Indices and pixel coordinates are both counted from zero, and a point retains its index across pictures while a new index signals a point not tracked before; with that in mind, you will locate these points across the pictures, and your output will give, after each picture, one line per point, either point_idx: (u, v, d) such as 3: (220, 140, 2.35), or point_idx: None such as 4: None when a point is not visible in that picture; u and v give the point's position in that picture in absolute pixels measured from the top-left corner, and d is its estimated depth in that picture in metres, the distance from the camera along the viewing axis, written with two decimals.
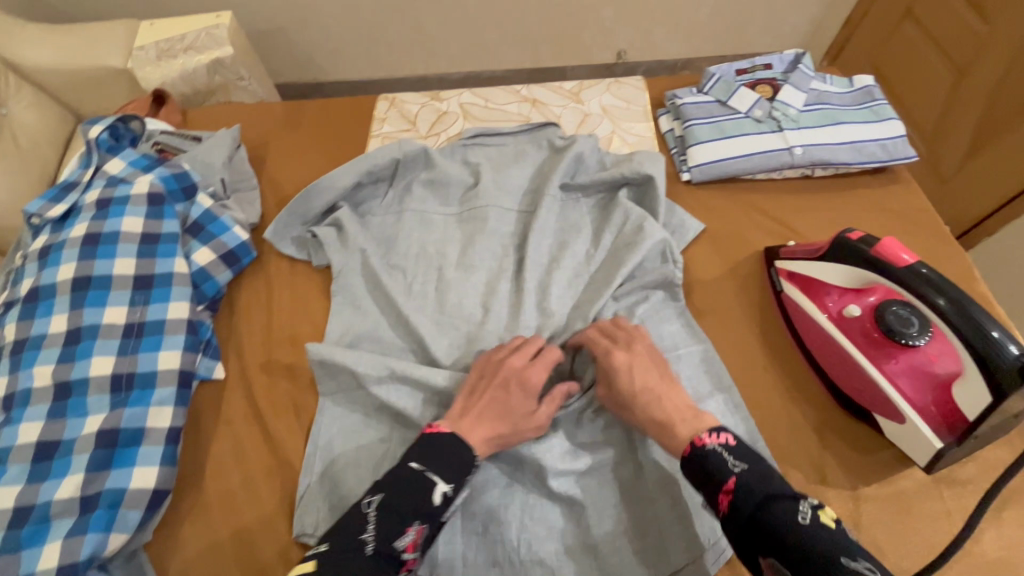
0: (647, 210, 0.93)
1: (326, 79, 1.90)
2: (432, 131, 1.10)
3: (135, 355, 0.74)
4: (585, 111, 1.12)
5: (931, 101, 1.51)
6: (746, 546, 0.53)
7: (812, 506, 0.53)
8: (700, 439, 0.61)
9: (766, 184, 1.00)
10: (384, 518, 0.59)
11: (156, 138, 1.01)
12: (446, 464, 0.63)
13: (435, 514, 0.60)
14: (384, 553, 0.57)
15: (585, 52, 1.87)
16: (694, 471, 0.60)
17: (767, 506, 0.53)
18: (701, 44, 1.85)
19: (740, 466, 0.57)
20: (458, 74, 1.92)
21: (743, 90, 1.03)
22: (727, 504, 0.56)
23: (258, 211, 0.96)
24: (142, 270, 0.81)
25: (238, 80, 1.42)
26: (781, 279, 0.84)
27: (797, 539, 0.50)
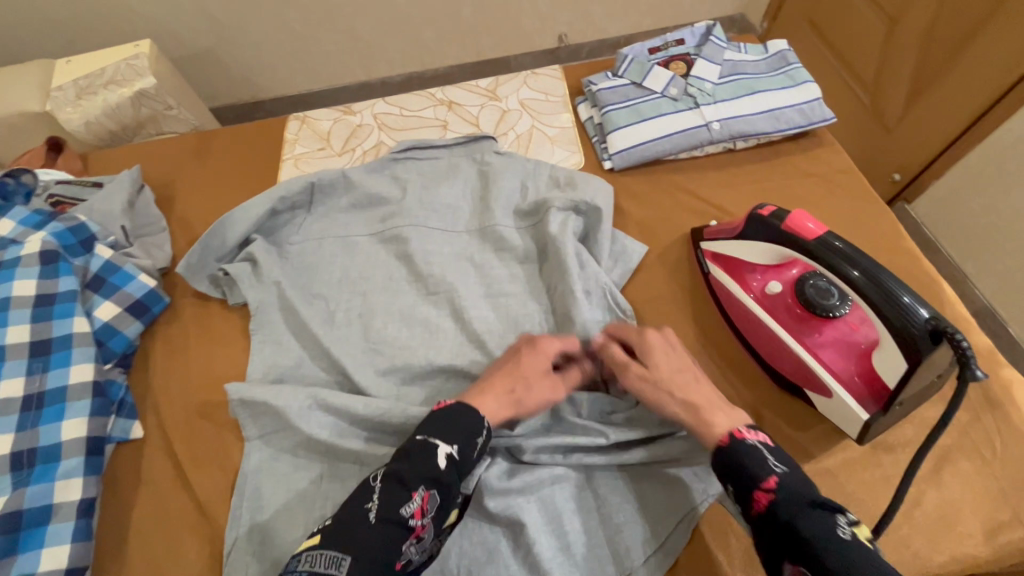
0: (592, 244, 0.88)
1: (265, 98, 1.84)
2: (346, 147, 1.05)
3: (35, 429, 0.70)
4: (503, 107, 1.09)
5: (867, 52, 1.45)
6: (777, 549, 0.53)
7: (848, 520, 0.53)
8: (740, 432, 0.61)
9: (690, 163, 0.98)
10: (388, 486, 0.60)
11: (52, 191, 0.96)
12: (452, 428, 0.64)
13: (440, 479, 0.60)
14: (387, 520, 0.58)
15: (526, 40, 1.83)
16: (731, 460, 0.60)
17: (806, 513, 0.53)
18: (639, 18, 1.84)
19: (781, 468, 0.57)
20: (400, 77, 1.87)
21: (657, 70, 1.00)
22: (765, 503, 0.56)
23: (168, 255, 0.92)
24: (38, 335, 0.76)
25: (167, 109, 1.37)
26: (708, 262, 0.82)
27: (842, 553, 0.49)
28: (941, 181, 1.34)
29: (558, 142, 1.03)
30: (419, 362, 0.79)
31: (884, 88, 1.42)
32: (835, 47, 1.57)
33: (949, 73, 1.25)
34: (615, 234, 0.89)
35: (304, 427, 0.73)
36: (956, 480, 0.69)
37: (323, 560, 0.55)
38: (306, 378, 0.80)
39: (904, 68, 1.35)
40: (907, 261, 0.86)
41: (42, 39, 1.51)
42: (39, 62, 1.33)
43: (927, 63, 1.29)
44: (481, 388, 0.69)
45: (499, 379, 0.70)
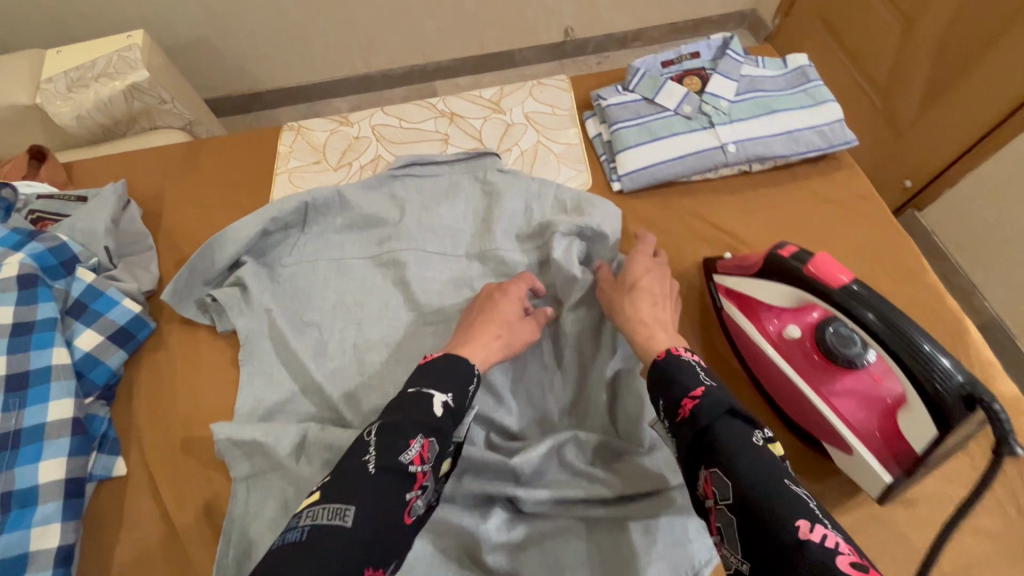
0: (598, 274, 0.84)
1: (264, 89, 1.79)
2: (343, 161, 1.00)
3: (11, 470, 0.66)
4: (507, 121, 1.04)
5: (881, 53, 1.40)
6: (695, 453, 0.56)
7: (763, 436, 0.57)
8: (677, 351, 0.66)
9: (703, 186, 0.93)
10: (385, 438, 0.59)
11: (33, 207, 0.91)
12: (445, 377, 0.65)
13: (439, 425, 0.61)
14: (389, 469, 0.57)
15: (531, 33, 1.77)
16: (664, 374, 0.63)
17: (723, 421, 0.57)
18: (649, 12, 1.77)
19: (709, 382, 0.61)
20: (401, 70, 1.81)
21: (671, 85, 0.95)
22: (690, 409, 0.58)
23: (155, 277, 0.88)
24: (15, 368, 0.72)
25: (161, 104, 1.30)
26: (721, 296, 0.78)
27: (754, 455, 0.53)
28: (955, 189, 1.29)
29: (564, 159, 0.98)
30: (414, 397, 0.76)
31: (898, 93, 1.37)
32: (851, 50, 1.50)
33: (966, 81, 1.20)
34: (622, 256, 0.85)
35: (291, 464, 0.70)
36: (976, 540, 0.66)
37: (326, 513, 0.53)
38: (296, 414, 0.77)
39: (918, 77, 1.30)
40: (925, 296, 0.82)
41: (29, 29, 1.45)
42: (27, 52, 1.27)
43: (943, 68, 1.24)
44: (467, 339, 0.72)
45: (483, 327, 0.73)
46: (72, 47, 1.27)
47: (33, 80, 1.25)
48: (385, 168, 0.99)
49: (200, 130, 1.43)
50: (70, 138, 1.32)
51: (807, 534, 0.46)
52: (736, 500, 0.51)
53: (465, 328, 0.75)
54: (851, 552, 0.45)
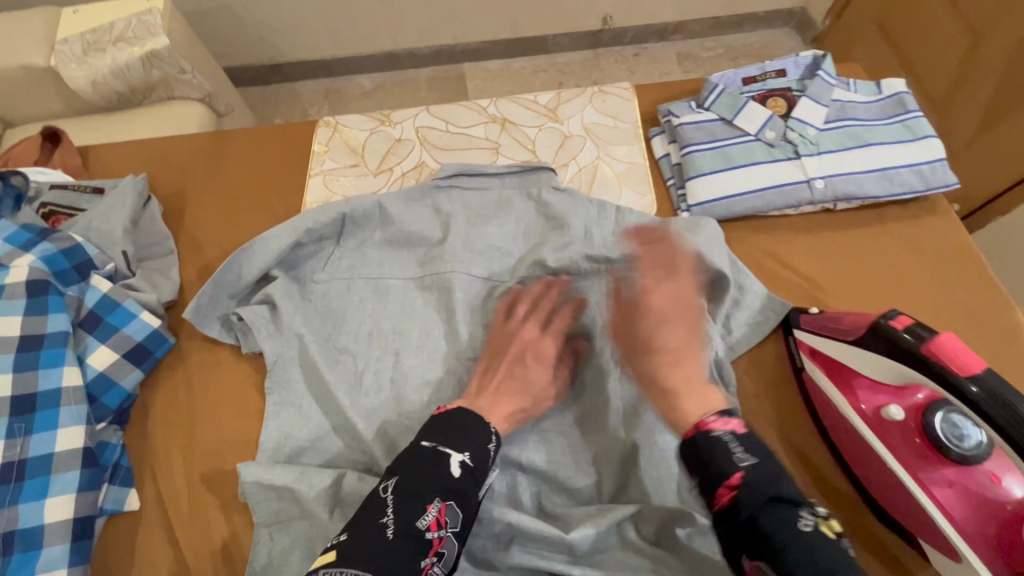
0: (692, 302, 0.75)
1: (285, 61, 1.67)
2: (383, 166, 0.92)
3: (14, 507, 0.60)
4: (564, 131, 0.94)
5: (940, 65, 1.28)
6: (739, 544, 0.52)
7: (814, 513, 0.51)
8: (707, 423, 0.58)
9: (780, 222, 0.84)
10: (400, 498, 0.56)
11: (45, 198, 0.84)
12: (460, 434, 0.61)
13: (456, 487, 0.57)
14: (406, 535, 0.54)
15: (568, 18, 1.64)
16: (695, 452, 0.57)
17: (771, 510, 0.51)
18: (696, 5, 1.66)
19: (746, 462, 0.54)
20: (429, 49, 1.70)
21: (752, 106, 0.86)
22: (728, 499, 0.53)
23: (175, 286, 0.81)
24: (22, 388, 0.65)
25: (179, 73, 1.19)
26: (802, 354, 0.71)
27: (807, 548, 0.49)
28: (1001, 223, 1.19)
29: (626, 180, 0.89)
30: None
31: (955, 110, 1.26)
32: (910, 62, 1.38)
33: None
34: (736, 268, 0.78)
35: (323, 516, 0.63)
36: None
37: None
38: (329, 455, 0.70)
39: (979, 97, 1.19)
40: None
41: None
42: (40, 12, 1.18)
43: (1008, 88, 1.13)
44: (488, 401, 0.67)
45: (507, 395, 0.68)
46: (89, 7, 1.18)
47: (46, 41, 1.15)
48: (429, 177, 0.90)
49: (219, 103, 1.30)
50: (83, 106, 1.23)
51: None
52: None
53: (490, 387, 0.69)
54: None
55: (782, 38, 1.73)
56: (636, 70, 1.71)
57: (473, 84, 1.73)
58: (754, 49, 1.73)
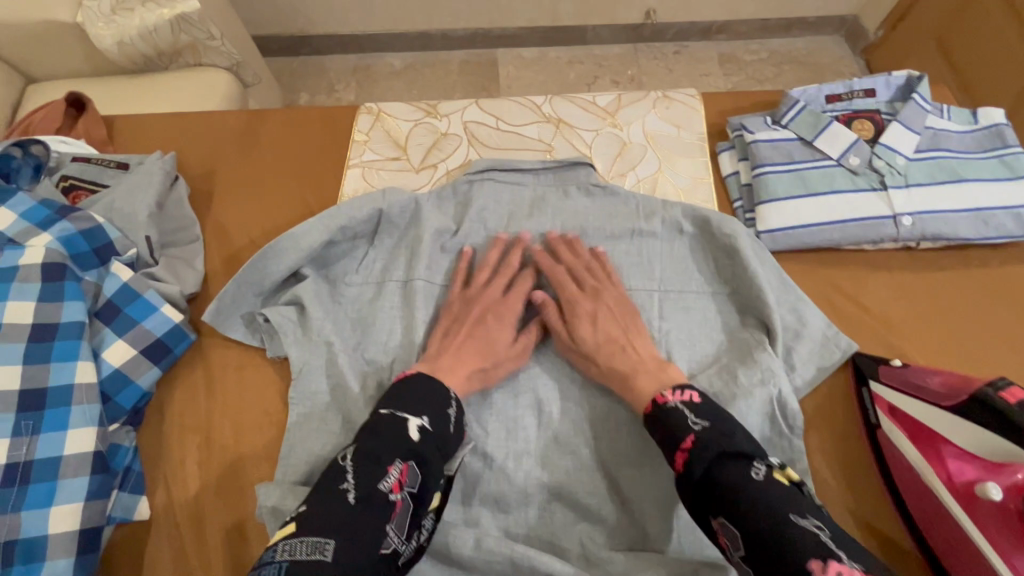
0: (742, 333, 0.72)
1: (315, 33, 1.60)
2: (426, 162, 0.85)
3: (17, 513, 0.56)
4: (623, 137, 0.87)
5: (1001, 93, 1.26)
6: (702, 506, 0.52)
7: (767, 465, 0.53)
8: (662, 397, 0.60)
9: (856, 258, 0.77)
10: (360, 464, 0.54)
11: (66, 170, 0.78)
12: (416, 399, 0.59)
13: (419, 449, 0.56)
14: (365, 499, 0.52)
15: (610, 9, 1.55)
16: (654, 424, 0.59)
17: (722, 464, 0.52)
18: (748, 6, 1.56)
19: (700, 425, 0.55)
20: (464, 32, 1.61)
21: (837, 127, 0.78)
22: (685, 460, 0.54)
23: (200, 276, 0.75)
24: (32, 382, 0.60)
25: (209, 40, 1.13)
26: (878, 410, 0.65)
27: (762, 495, 0.49)
28: None
29: (688, 197, 0.82)
30: (500, 486, 0.65)
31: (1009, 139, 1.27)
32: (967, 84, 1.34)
33: None
34: (789, 293, 0.73)
35: None
36: None
37: (303, 548, 0.48)
38: None
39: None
40: None
41: None
42: None
43: None
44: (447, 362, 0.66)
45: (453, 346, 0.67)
46: None
47: None
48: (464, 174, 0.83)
49: (246, 73, 1.23)
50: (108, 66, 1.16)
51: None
52: (751, 549, 0.48)
53: (446, 343, 0.68)
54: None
55: (829, 46, 1.63)
56: (676, 69, 1.61)
57: (506, 71, 1.64)
58: (802, 55, 1.62)
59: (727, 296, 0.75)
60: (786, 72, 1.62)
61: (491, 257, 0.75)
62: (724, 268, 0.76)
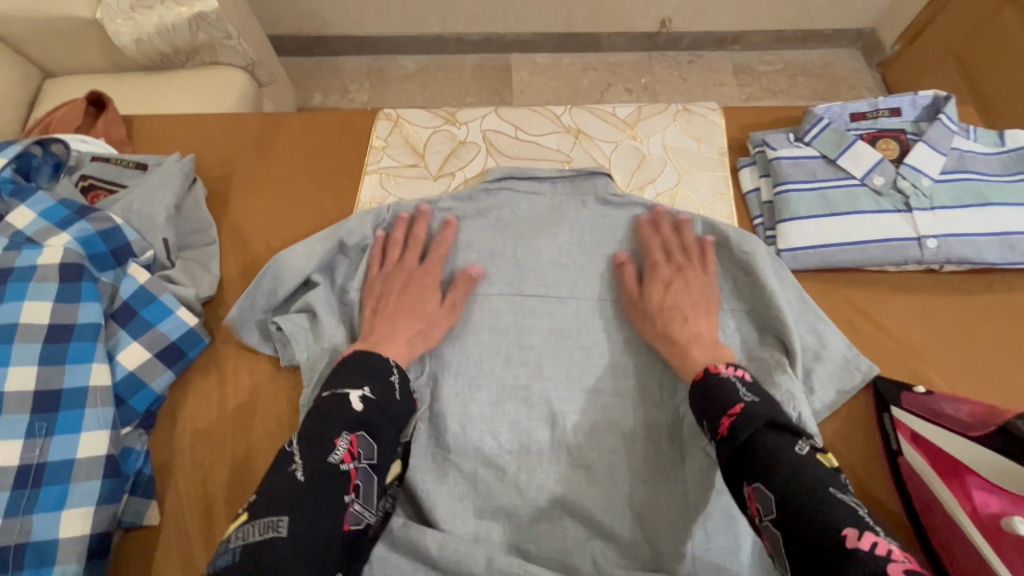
0: (760, 350, 0.71)
1: (330, 34, 1.60)
2: (444, 170, 0.85)
3: (28, 516, 0.55)
4: (642, 150, 0.87)
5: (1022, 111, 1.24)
6: (739, 474, 0.51)
7: (811, 445, 0.51)
8: (717, 367, 0.60)
9: (877, 279, 0.76)
10: (308, 443, 0.53)
11: (86, 169, 0.78)
12: (358, 374, 0.59)
13: (365, 420, 0.55)
14: (317, 475, 0.52)
15: (625, 17, 1.55)
16: (701, 392, 0.58)
17: (765, 436, 0.51)
18: (765, 18, 1.55)
19: (751, 398, 0.54)
20: (478, 36, 1.61)
21: (861, 145, 0.77)
22: (729, 426, 0.53)
23: (216, 280, 0.75)
24: (47, 384, 0.60)
25: (226, 39, 1.13)
26: (899, 435, 0.64)
27: (801, 467, 0.48)
28: None
29: (707, 212, 0.81)
30: (512, 500, 0.64)
31: None
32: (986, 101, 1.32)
33: None
34: (810, 313, 0.72)
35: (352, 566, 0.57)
36: None
37: (257, 529, 0.49)
38: None
39: None
40: None
41: None
42: None
43: None
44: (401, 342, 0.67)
45: (399, 319, 0.69)
46: None
47: None
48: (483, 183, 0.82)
49: (261, 73, 1.23)
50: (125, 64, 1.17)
51: (855, 542, 0.42)
52: (782, 514, 0.46)
53: (376, 319, 0.69)
54: (906, 562, 0.41)
55: (846, 59, 1.62)
56: (689, 78, 1.60)
57: (519, 77, 1.63)
58: (817, 68, 1.61)
59: (745, 313, 0.74)
60: (800, 84, 1.61)
61: (399, 232, 0.76)
62: (741, 285, 0.75)
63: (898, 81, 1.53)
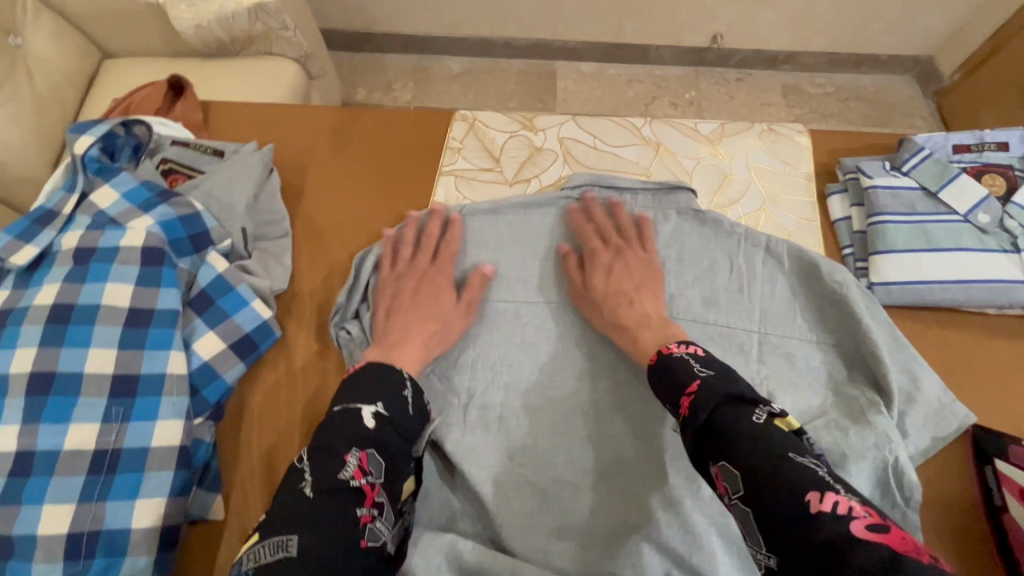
0: (845, 386, 0.67)
1: (377, 31, 1.59)
2: (520, 176, 0.83)
3: (102, 503, 0.54)
4: (726, 169, 0.84)
5: None
6: (703, 453, 0.49)
7: (771, 412, 0.49)
8: (668, 349, 0.58)
9: (973, 321, 0.72)
10: (317, 458, 0.53)
11: (166, 153, 0.78)
12: (372, 387, 0.58)
13: (375, 435, 0.55)
14: (327, 492, 0.51)
15: (675, 31, 1.52)
16: (656, 374, 0.57)
17: (725, 409, 0.49)
18: (823, 41, 1.51)
19: (706, 372, 0.53)
20: (525, 41, 1.59)
21: (964, 180, 0.73)
22: (688, 404, 0.51)
23: (289, 273, 0.74)
24: (125, 369, 0.59)
25: (282, 30, 1.11)
26: (1006, 491, 0.60)
27: (757, 434, 0.46)
28: None
29: (795, 238, 0.78)
30: (583, 521, 0.61)
31: None
32: None
33: None
34: (901, 349, 0.68)
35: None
36: None
37: (268, 549, 0.47)
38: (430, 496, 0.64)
39: None
40: None
41: None
42: None
43: None
44: (399, 339, 0.65)
45: (413, 324, 0.67)
46: None
47: None
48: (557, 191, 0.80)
49: (313, 65, 1.22)
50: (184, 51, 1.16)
51: (819, 505, 0.41)
52: (749, 491, 0.45)
53: (392, 320, 0.67)
54: (867, 516, 0.40)
55: (902, 86, 1.57)
56: (738, 96, 1.56)
57: (563, 84, 1.61)
58: (871, 94, 1.57)
59: (833, 346, 0.70)
60: (852, 109, 1.57)
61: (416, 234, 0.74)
62: (828, 315, 0.71)
63: (956, 111, 1.47)
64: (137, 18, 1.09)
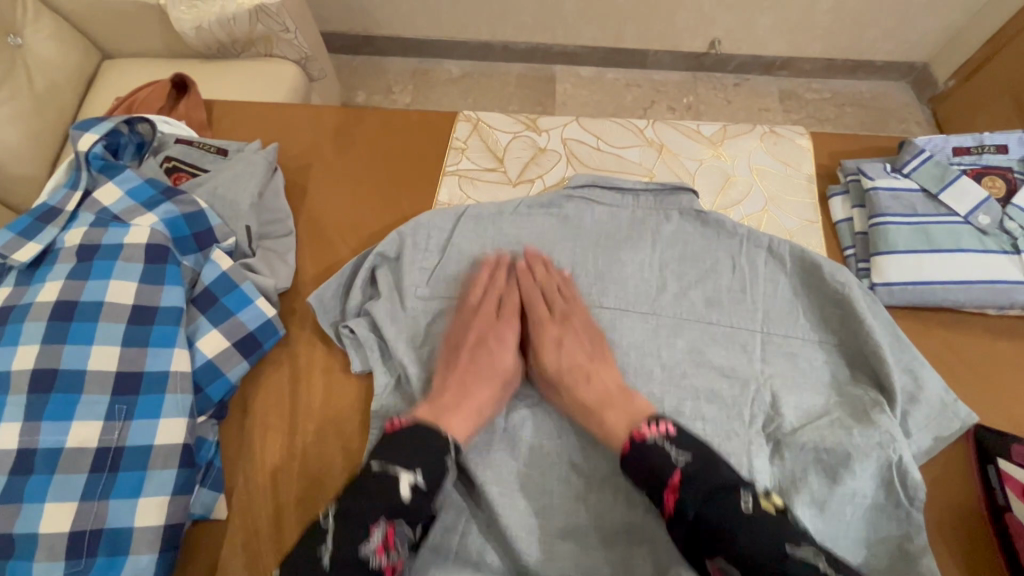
0: (847, 385, 0.68)
1: (378, 34, 1.60)
2: (523, 176, 0.83)
3: (104, 501, 0.54)
4: (729, 171, 0.84)
5: None
6: (694, 547, 0.52)
7: (753, 492, 0.52)
8: (640, 431, 0.58)
9: (974, 322, 0.72)
10: (344, 526, 0.51)
11: (170, 151, 0.78)
12: (410, 450, 0.55)
13: (406, 508, 0.53)
14: (350, 563, 0.49)
15: (673, 36, 1.53)
16: (634, 462, 0.57)
17: (711, 501, 0.51)
18: (820, 47, 1.52)
19: (684, 459, 0.54)
20: (525, 45, 1.60)
21: (965, 182, 0.74)
22: (675, 501, 0.53)
23: (292, 272, 0.74)
24: (129, 366, 0.59)
25: (283, 31, 1.11)
26: (1007, 490, 0.60)
27: (750, 526, 0.49)
28: None
29: (797, 239, 0.78)
30: (588, 522, 0.61)
31: None
32: None
33: None
34: (903, 349, 0.68)
35: None
36: None
37: None
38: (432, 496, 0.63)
39: None
40: None
41: None
42: None
43: None
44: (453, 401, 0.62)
45: (471, 383, 0.64)
46: None
47: None
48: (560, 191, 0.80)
49: (313, 67, 1.23)
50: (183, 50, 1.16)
51: None
52: None
53: (448, 378, 0.64)
54: None
55: (898, 92, 1.59)
56: (736, 101, 1.58)
57: (562, 88, 1.62)
58: (867, 99, 1.58)
59: (835, 347, 0.70)
60: (849, 114, 1.58)
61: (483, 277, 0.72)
62: (830, 315, 0.71)
63: (951, 116, 1.49)
64: (137, 18, 1.09)
